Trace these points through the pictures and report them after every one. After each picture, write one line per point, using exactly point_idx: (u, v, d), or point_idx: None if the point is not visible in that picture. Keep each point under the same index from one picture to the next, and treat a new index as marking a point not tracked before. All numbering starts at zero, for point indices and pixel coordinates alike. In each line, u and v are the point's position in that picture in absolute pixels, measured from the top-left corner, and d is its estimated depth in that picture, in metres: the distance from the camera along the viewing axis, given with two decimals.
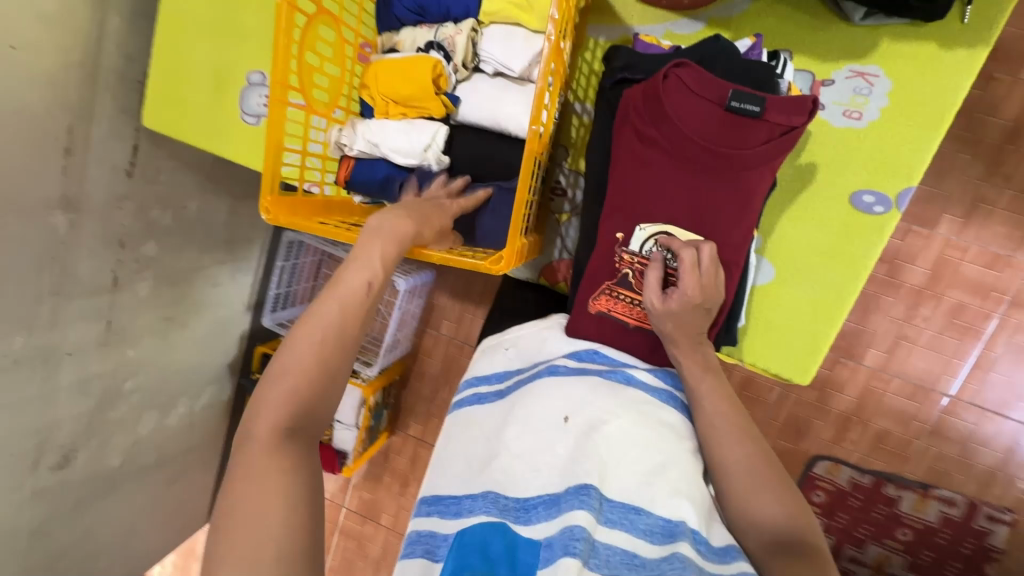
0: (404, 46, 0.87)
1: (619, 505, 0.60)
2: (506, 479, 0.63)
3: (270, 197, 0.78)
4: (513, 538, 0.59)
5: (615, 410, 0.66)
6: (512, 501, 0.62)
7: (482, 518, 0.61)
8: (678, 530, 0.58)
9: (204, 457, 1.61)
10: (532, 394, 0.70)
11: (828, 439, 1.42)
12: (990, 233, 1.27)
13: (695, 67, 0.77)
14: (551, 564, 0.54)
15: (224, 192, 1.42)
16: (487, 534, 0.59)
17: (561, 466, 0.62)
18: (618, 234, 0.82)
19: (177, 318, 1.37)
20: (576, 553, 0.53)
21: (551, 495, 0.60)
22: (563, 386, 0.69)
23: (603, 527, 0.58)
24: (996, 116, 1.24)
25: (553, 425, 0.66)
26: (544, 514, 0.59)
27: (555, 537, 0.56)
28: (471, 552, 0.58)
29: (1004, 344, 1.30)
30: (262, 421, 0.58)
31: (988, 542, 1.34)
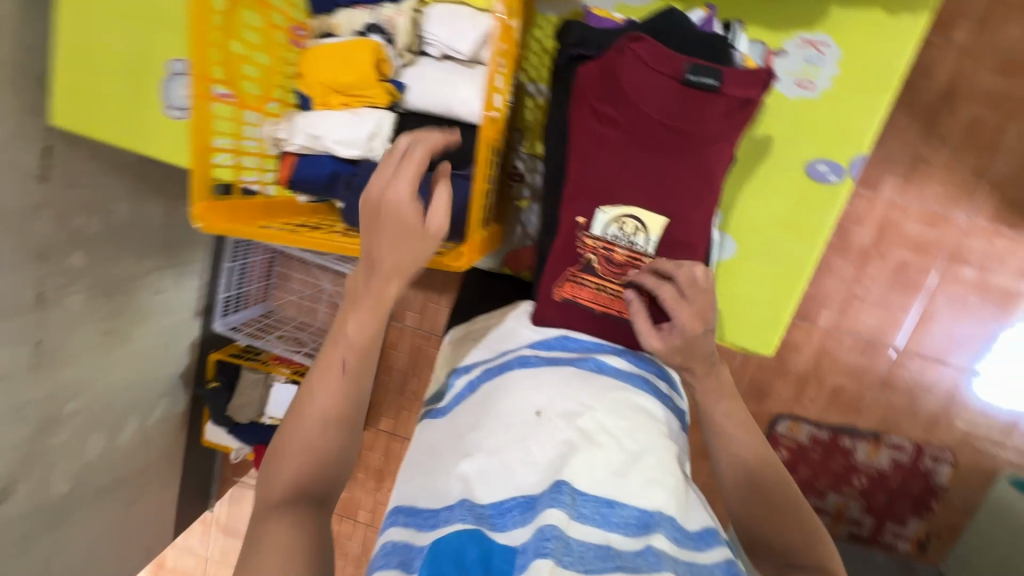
0: (341, 30, 0.80)
1: (592, 498, 0.59)
2: (478, 484, 0.61)
3: (203, 202, 0.71)
4: (488, 544, 0.56)
5: (588, 401, 0.66)
6: (486, 507, 0.59)
7: (456, 526, 0.58)
8: (652, 521, 0.59)
9: (162, 472, 1.53)
10: (505, 390, 0.68)
11: (789, 398, 1.47)
12: (929, 192, 1.33)
13: (651, 41, 0.75)
14: (524, 570, 0.53)
15: (158, 192, 1.31)
16: (461, 542, 0.56)
17: (541, 466, 0.61)
18: (580, 218, 0.79)
19: (118, 331, 1.27)
20: (547, 554, 0.52)
21: (528, 496, 0.59)
22: (536, 378, 0.68)
23: (577, 523, 0.56)
24: (932, 78, 1.28)
25: (525, 421, 0.64)
26: (519, 518, 0.58)
27: (529, 541, 0.55)
28: (445, 562, 0.54)
29: (944, 296, 1.37)
30: (279, 481, 0.61)
31: (934, 481, 1.44)
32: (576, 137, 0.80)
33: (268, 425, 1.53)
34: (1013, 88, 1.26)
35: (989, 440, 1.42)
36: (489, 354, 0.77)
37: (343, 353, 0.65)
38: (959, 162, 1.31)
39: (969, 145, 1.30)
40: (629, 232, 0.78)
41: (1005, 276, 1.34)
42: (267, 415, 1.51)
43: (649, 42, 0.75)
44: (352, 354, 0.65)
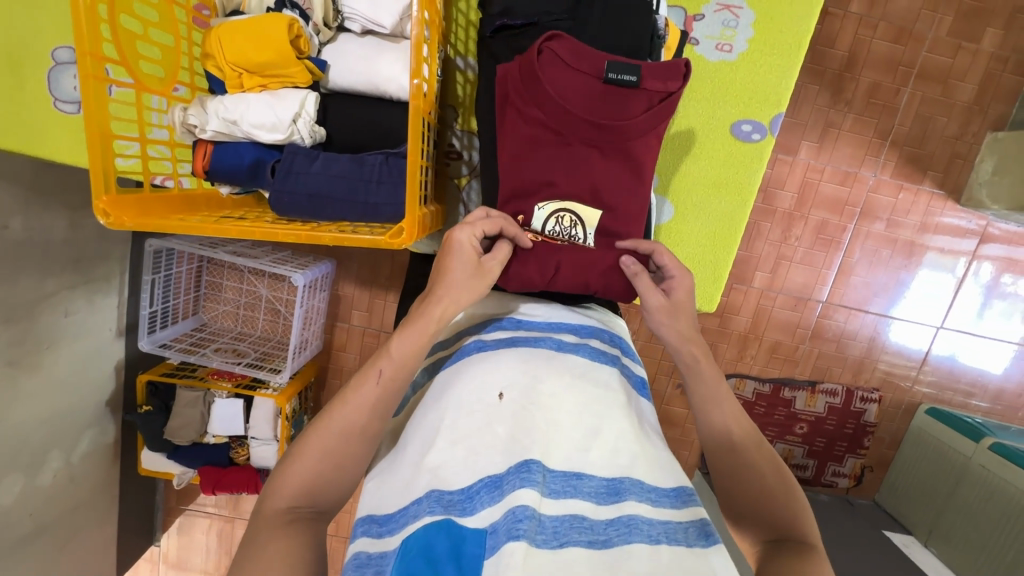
0: (250, 7, 0.75)
1: (560, 474, 0.58)
2: (443, 474, 0.59)
3: (106, 197, 0.65)
4: (458, 532, 0.54)
5: (548, 381, 0.66)
6: (455, 493, 0.58)
7: (425, 520, 0.55)
8: (622, 488, 0.59)
9: (95, 510, 1.40)
10: (464, 376, 0.67)
11: (732, 359, 1.55)
12: (840, 153, 1.43)
13: (567, 40, 0.75)
14: (496, 552, 0.51)
15: (59, 203, 1.18)
16: (430, 535, 0.53)
17: (501, 445, 0.60)
18: (519, 217, 0.78)
19: (25, 361, 1.13)
20: (521, 536, 0.50)
21: (492, 477, 0.57)
22: (492, 360, 0.68)
23: (548, 501, 0.56)
24: (834, 48, 1.37)
25: (488, 404, 0.64)
26: (487, 499, 0.56)
27: (499, 522, 0.53)
28: (414, 558, 0.52)
29: (860, 250, 1.48)
30: (275, 499, 0.59)
31: (865, 420, 1.55)
32: (505, 139, 0.79)
33: (212, 444, 1.46)
34: (903, 54, 1.37)
35: (907, 377, 1.56)
36: (449, 339, 0.77)
37: (382, 364, 0.65)
38: (863, 125, 1.41)
39: (871, 108, 1.40)
40: (567, 226, 0.79)
41: (910, 227, 1.46)
42: (210, 434, 1.44)
43: (566, 40, 0.75)
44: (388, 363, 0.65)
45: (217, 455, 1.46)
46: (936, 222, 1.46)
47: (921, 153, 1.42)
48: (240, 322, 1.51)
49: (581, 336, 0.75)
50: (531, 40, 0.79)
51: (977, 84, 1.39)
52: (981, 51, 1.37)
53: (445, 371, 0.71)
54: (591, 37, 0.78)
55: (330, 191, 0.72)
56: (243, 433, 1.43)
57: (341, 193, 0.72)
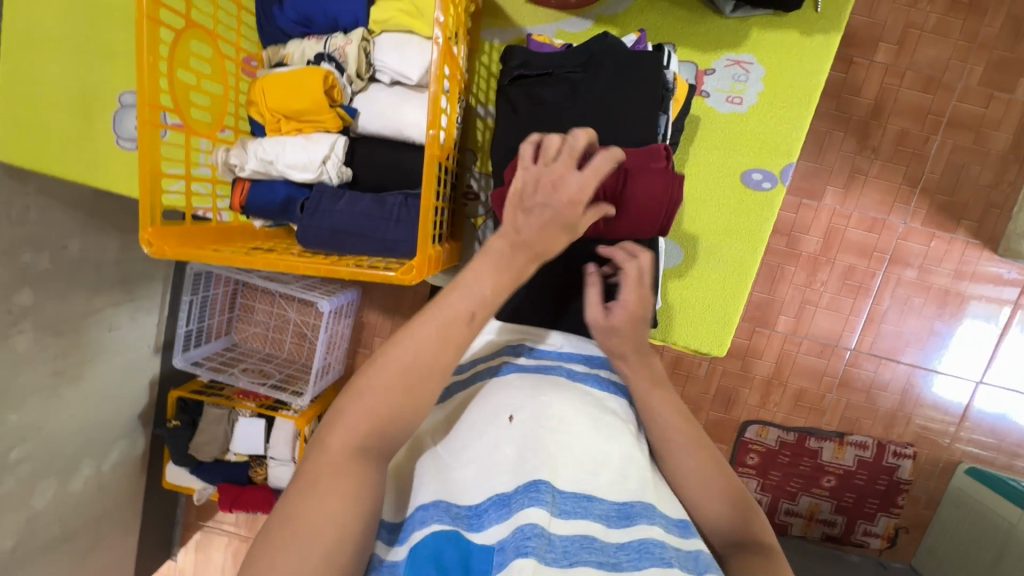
0: (293, 59, 0.83)
1: (572, 494, 0.58)
2: (456, 487, 0.60)
3: (150, 228, 0.71)
4: (466, 546, 0.55)
5: (557, 406, 0.64)
6: (463, 507, 0.58)
7: (435, 527, 0.55)
8: (632, 513, 0.59)
9: (120, 519, 1.46)
10: (473, 403, 0.67)
11: (755, 404, 1.52)
12: (867, 200, 1.41)
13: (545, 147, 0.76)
14: (504, 568, 0.51)
15: (113, 226, 1.28)
16: (440, 543, 0.54)
17: (510, 464, 0.59)
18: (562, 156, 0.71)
19: (68, 371, 1.21)
20: (529, 553, 0.51)
21: (501, 494, 0.58)
22: (500, 386, 0.68)
23: (558, 520, 0.56)
24: (860, 96, 1.38)
25: (497, 425, 0.63)
26: (494, 517, 0.57)
27: (507, 539, 0.54)
28: (425, 563, 0.53)
29: (890, 297, 1.44)
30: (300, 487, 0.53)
31: (898, 476, 1.48)
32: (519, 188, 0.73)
33: (233, 462, 1.52)
34: (931, 103, 1.37)
35: (944, 434, 1.48)
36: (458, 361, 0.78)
37: None
38: (891, 171, 1.40)
39: (899, 155, 1.40)
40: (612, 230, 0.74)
41: (944, 275, 1.42)
42: (232, 451, 1.50)
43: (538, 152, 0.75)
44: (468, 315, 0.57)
45: (237, 473, 1.51)
46: (973, 271, 1.42)
47: (953, 202, 1.40)
48: (268, 344, 1.57)
49: (592, 366, 0.74)
50: (546, 89, 0.80)
51: (1011, 134, 1.37)
52: (1015, 100, 1.35)
53: (457, 396, 0.71)
54: (604, 81, 0.78)
55: (353, 227, 0.77)
56: (263, 452, 1.48)
57: (362, 229, 0.77)
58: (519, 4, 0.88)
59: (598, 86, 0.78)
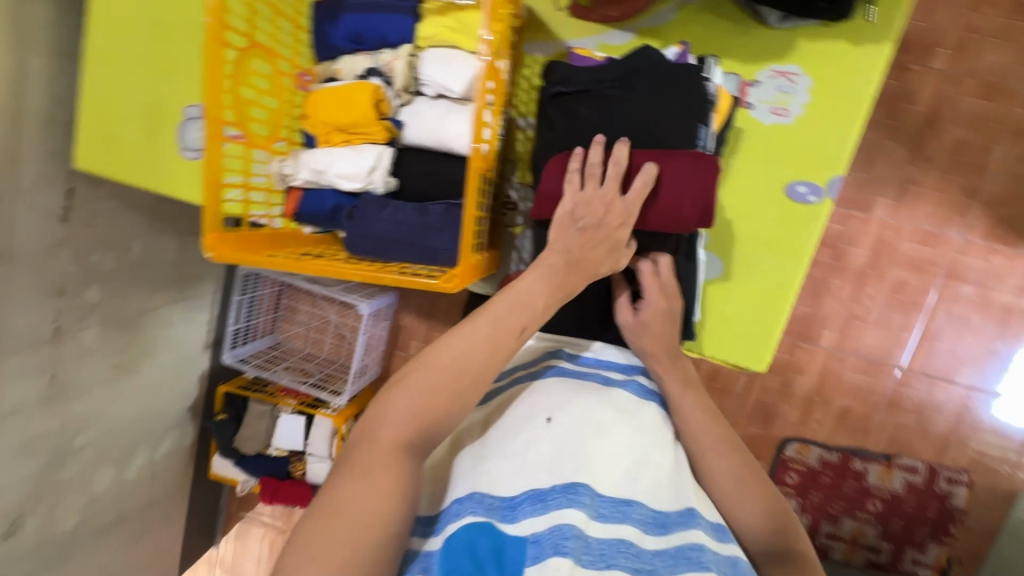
0: (343, 74, 0.87)
1: (610, 500, 0.59)
2: (491, 478, 0.60)
3: (214, 233, 0.76)
4: (500, 538, 0.56)
5: (596, 410, 0.64)
6: (497, 499, 0.58)
7: (468, 519, 0.56)
8: (669, 521, 0.60)
9: (169, 506, 1.55)
10: (512, 403, 0.68)
11: (795, 422, 1.47)
12: (921, 212, 1.35)
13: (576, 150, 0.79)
14: (539, 563, 0.53)
15: (172, 229, 1.37)
16: (474, 535, 0.55)
17: (547, 463, 0.60)
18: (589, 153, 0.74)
19: (127, 364, 1.30)
20: (566, 553, 0.53)
21: (536, 490, 0.58)
22: (539, 389, 0.68)
23: (595, 524, 0.57)
24: (914, 104, 1.33)
25: (534, 425, 0.63)
26: (529, 510, 0.57)
27: (544, 534, 0.55)
28: (459, 554, 0.54)
29: (944, 314, 1.37)
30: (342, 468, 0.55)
31: (951, 504, 1.40)
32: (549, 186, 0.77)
33: (273, 456, 1.57)
34: (993, 111, 1.30)
35: (1004, 461, 1.39)
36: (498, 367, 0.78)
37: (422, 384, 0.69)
38: (948, 182, 1.34)
39: (956, 165, 1.33)
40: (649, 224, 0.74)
41: (1006, 292, 1.35)
42: (273, 446, 1.56)
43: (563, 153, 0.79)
44: (519, 324, 0.63)
45: (276, 467, 1.56)
46: None
47: (1017, 215, 1.32)
48: (309, 344, 1.61)
49: (628, 374, 0.73)
50: (584, 105, 0.81)
51: None
52: None
53: (495, 397, 0.72)
54: (642, 92, 0.78)
55: (398, 235, 0.80)
56: (302, 448, 1.53)
57: (407, 237, 0.80)
58: (562, 18, 0.90)
59: (638, 99, 0.78)
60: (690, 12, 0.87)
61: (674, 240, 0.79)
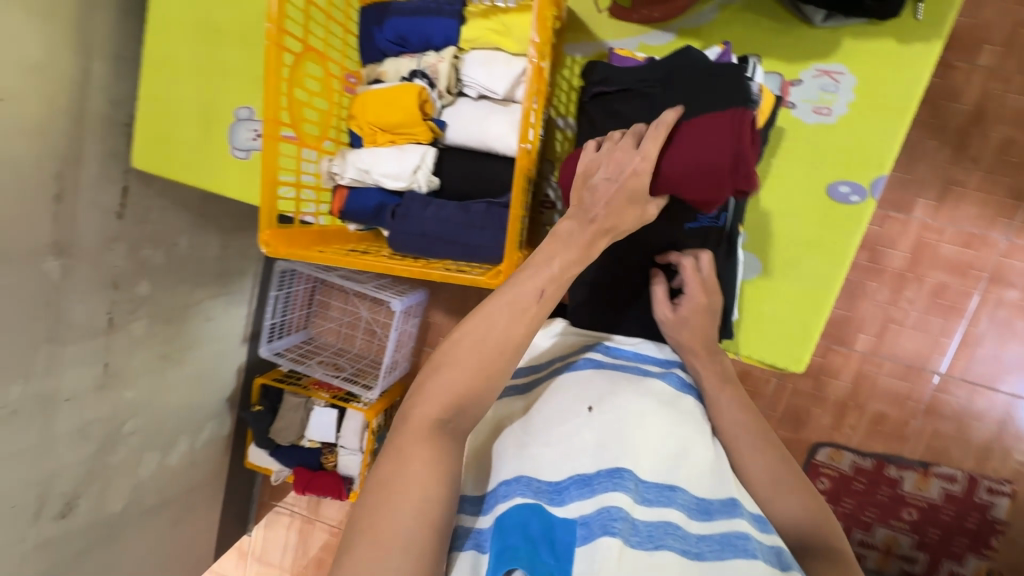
0: (388, 76, 0.89)
1: (654, 485, 0.59)
2: (536, 463, 0.62)
3: (269, 230, 0.79)
4: (549, 519, 0.58)
5: (637, 400, 0.65)
6: (544, 483, 0.60)
7: (518, 500, 0.58)
8: (712, 509, 0.60)
9: (208, 493, 1.60)
10: (551, 391, 0.68)
11: (827, 426, 1.44)
12: (964, 213, 1.32)
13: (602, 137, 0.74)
14: (588, 542, 0.55)
15: (216, 226, 1.42)
16: (525, 516, 0.57)
17: (591, 449, 0.61)
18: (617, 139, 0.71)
19: (173, 355, 1.36)
20: (615, 533, 0.54)
21: (582, 475, 0.60)
22: (577, 379, 0.68)
23: (641, 507, 0.57)
24: (959, 103, 1.29)
25: (577, 414, 0.64)
26: (576, 494, 0.59)
27: (592, 515, 0.56)
28: (512, 533, 0.56)
29: (987, 319, 1.34)
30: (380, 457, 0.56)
31: (992, 515, 1.37)
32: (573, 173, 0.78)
33: (306, 447, 1.62)
34: None
35: None
36: (535, 361, 0.78)
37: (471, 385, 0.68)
38: (993, 183, 1.30)
39: (1003, 166, 1.29)
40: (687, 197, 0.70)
41: None
42: (306, 437, 1.60)
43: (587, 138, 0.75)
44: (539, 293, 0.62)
45: (309, 457, 1.60)
46: None
47: None
48: (341, 339, 1.66)
49: (665, 367, 0.72)
50: (624, 104, 0.82)
51: None
52: None
53: (535, 387, 0.72)
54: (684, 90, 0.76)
55: (441, 232, 0.82)
56: (333, 440, 1.57)
57: (450, 234, 0.82)
58: (602, 19, 0.90)
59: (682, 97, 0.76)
60: (731, 12, 0.87)
61: (714, 237, 0.79)
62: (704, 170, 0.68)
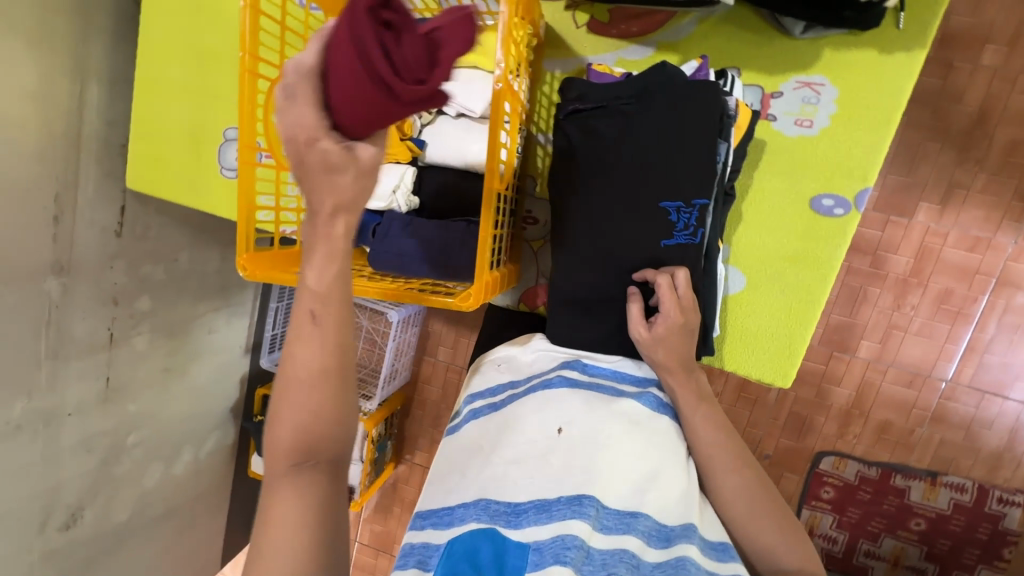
0: None
1: (614, 511, 0.62)
2: (500, 485, 0.65)
3: (245, 255, 0.81)
4: (503, 544, 0.61)
5: (606, 425, 0.67)
6: (503, 505, 0.63)
7: (472, 526, 0.63)
8: (672, 535, 0.62)
9: (211, 502, 1.62)
10: (524, 411, 0.70)
11: (832, 434, 1.42)
12: (968, 217, 1.29)
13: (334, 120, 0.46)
14: (540, 569, 0.57)
15: (215, 241, 1.45)
16: (476, 543, 0.61)
17: (555, 473, 0.64)
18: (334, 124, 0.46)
19: (176, 367, 1.38)
20: (567, 562, 0.56)
21: (542, 500, 0.62)
22: (550, 399, 0.70)
23: (598, 534, 0.60)
24: (962, 104, 1.26)
25: (547, 436, 0.67)
26: (534, 518, 0.61)
27: (546, 543, 0.59)
28: (459, 561, 0.60)
29: (996, 324, 1.30)
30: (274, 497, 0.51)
31: (1003, 525, 1.33)
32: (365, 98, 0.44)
33: None
34: None
35: None
36: (514, 375, 0.79)
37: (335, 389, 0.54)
38: (998, 186, 1.27)
39: (1007, 168, 1.26)
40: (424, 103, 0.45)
41: None
42: None
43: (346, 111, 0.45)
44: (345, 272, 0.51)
45: None
46: None
47: None
48: None
49: (641, 387, 0.75)
50: (602, 121, 0.79)
51: None
52: None
53: (509, 404, 0.74)
54: (660, 106, 0.77)
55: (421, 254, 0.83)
56: None
57: (431, 256, 0.83)
58: (581, 35, 0.90)
59: (656, 117, 0.77)
60: (711, 23, 0.86)
61: (692, 254, 0.78)
62: (378, 87, 0.43)
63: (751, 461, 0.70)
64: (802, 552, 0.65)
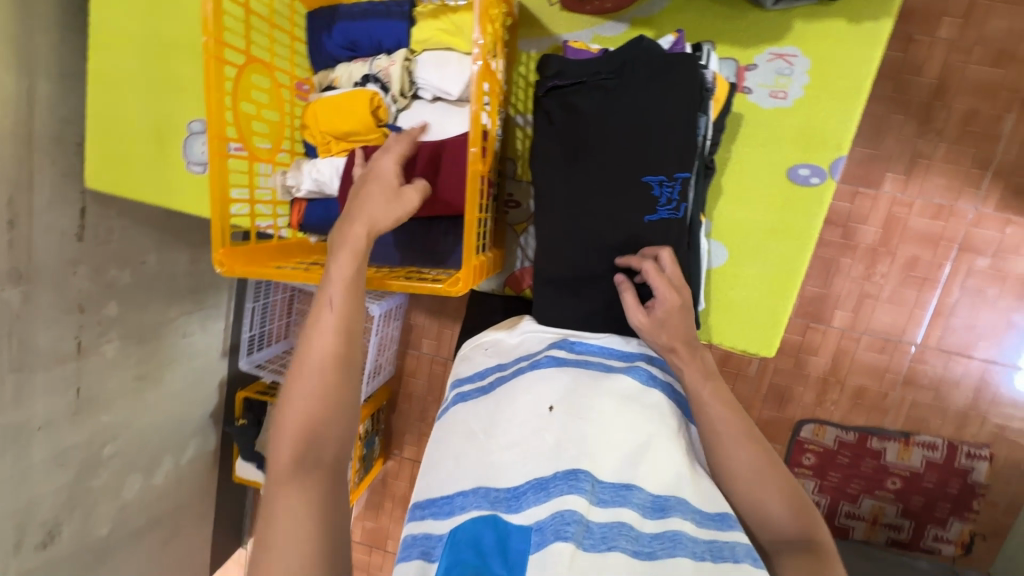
0: (341, 82, 0.88)
1: (610, 485, 0.62)
2: (495, 470, 0.65)
3: (222, 250, 0.78)
4: (504, 527, 0.60)
5: (597, 401, 0.67)
6: (502, 490, 0.63)
7: (472, 513, 0.62)
8: (667, 505, 0.62)
9: (196, 511, 1.58)
10: (516, 391, 0.70)
11: (810, 403, 1.46)
12: (931, 185, 1.33)
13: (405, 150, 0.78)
14: (542, 548, 0.57)
15: (183, 242, 1.39)
16: (477, 529, 0.60)
17: (549, 451, 0.64)
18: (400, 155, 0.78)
19: (150, 374, 1.33)
20: (568, 537, 0.56)
21: (539, 479, 0.62)
22: (540, 378, 0.70)
23: (597, 509, 0.60)
24: (921, 76, 1.29)
25: (538, 415, 0.67)
26: (534, 498, 0.61)
27: (546, 521, 0.59)
28: (463, 548, 0.59)
29: (959, 288, 1.36)
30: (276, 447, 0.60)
31: (972, 479, 1.39)
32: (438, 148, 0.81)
33: None
34: (1003, 78, 1.27)
35: None
36: (501, 359, 0.79)
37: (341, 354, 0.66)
38: (957, 154, 1.31)
39: (966, 137, 1.30)
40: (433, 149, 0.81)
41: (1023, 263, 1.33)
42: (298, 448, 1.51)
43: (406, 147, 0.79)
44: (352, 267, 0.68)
45: None
46: None
47: None
48: None
49: (629, 361, 0.75)
50: (582, 97, 0.79)
51: None
52: None
53: (499, 388, 0.73)
54: (636, 83, 0.77)
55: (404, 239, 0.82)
56: None
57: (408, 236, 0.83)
58: (556, 13, 0.90)
59: (634, 92, 0.77)
60: None
61: (676, 229, 0.77)
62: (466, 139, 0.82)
63: (743, 429, 0.71)
64: (796, 515, 0.66)
